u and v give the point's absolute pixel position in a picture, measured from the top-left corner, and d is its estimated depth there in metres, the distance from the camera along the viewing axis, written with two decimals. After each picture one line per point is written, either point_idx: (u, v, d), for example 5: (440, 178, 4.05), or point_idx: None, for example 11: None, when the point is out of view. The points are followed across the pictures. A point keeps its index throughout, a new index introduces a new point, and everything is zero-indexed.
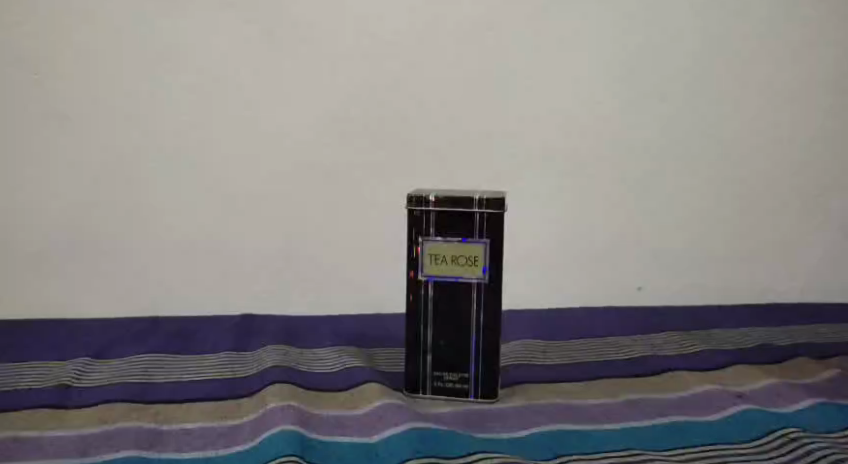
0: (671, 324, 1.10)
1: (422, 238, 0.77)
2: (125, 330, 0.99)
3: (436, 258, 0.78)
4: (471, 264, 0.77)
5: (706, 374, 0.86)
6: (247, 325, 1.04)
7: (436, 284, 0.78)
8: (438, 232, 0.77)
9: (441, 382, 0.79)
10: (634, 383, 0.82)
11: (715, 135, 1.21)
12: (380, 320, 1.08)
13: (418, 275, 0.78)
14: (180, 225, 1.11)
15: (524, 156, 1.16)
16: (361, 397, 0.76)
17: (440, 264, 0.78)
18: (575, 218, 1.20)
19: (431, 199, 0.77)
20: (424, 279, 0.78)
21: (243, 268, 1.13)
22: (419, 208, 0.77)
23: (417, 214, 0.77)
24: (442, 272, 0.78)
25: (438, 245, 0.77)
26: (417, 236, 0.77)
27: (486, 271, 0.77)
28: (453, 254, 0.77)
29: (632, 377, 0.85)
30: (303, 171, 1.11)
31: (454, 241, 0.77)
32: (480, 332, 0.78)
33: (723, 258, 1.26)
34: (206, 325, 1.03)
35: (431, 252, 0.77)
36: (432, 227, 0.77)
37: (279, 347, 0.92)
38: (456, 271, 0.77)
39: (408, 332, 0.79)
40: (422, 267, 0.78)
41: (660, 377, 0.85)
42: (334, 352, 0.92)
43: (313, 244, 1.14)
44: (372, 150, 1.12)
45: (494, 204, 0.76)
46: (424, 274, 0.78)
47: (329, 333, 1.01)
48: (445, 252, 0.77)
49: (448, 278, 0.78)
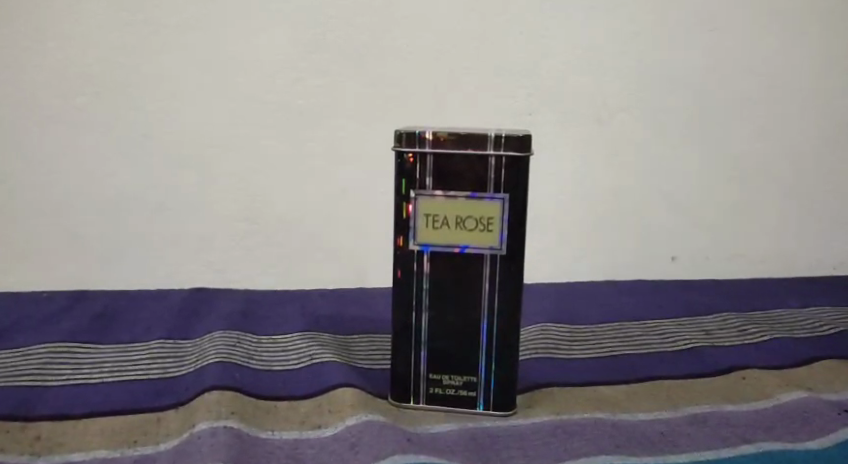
0: (721, 303, 0.89)
1: (414, 193, 0.56)
2: (35, 310, 0.78)
3: (433, 219, 0.56)
4: (483, 229, 0.56)
5: (785, 374, 0.66)
6: (196, 302, 0.83)
7: (433, 257, 0.57)
8: (436, 185, 0.56)
9: (439, 389, 0.58)
10: (695, 391, 0.62)
11: (773, 74, 0.99)
12: (362, 299, 0.87)
13: (408, 244, 0.57)
14: (113, 178, 0.89)
15: (541, 96, 0.94)
16: (329, 411, 0.56)
17: (439, 230, 0.56)
18: (601, 173, 0.98)
19: (426, 138, 0.55)
20: (416, 250, 0.57)
21: (194, 231, 0.92)
22: (409, 151, 0.55)
23: (407, 159, 0.56)
24: (442, 241, 0.56)
25: (437, 203, 0.56)
26: (407, 190, 0.56)
27: (502, 238, 0.56)
28: (458, 215, 0.56)
29: (690, 379, 0.65)
30: (267, 112, 0.89)
31: (458, 198, 0.55)
32: (493, 321, 0.57)
33: (776, 223, 1.05)
34: (143, 302, 0.82)
35: (427, 213, 0.56)
36: (427, 177, 0.56)
37: (228, 334, 0.71)
38: (461, 238, 0.56)
39: (395, 321, 0.59)
40: (415, 232, 0.57)
41: (726, 380, 0.65)
42: (299, 341, 0.71)
43: (279, 202, 0.92)
44: (354, 87, 0.90)
45: (516, 145, 0.54)
46: (416, 242, 0.57)
47: (297, 314, 0.80)
48: (445, 212, 0.56)
49: (450, 248, 0.57)
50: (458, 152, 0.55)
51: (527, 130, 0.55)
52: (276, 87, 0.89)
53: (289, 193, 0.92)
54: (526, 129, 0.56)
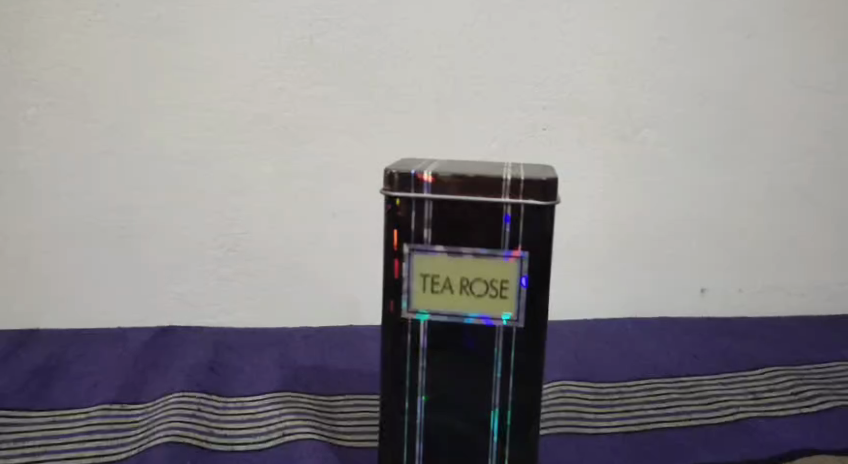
0: (767, 352, 0.77)
1: (409, 248, 0.45)
2: None
3: (432, 281, 0.46)
4: (495, 295, 0.45)
5: None
6: (159, 345, 0.71)
7: (432, 328, 0.46)
8: (437, 239, 0.45)
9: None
10: None
11: (826, 86, 0.87)
12: (352, 341, 0.75)
13: (400, 311, 0.46)
14: (65, 199, 0.77)
15: (560, 109, 0.82)
16: None
17: (440, 294, 0.46)
18: (628, 198, 0.86)
19: (424, 180, 0.44)
20: (411, 319, 0.46)
21: (161, 261, 0.80)
22: (403, 196, 0.44)
23: (402, 206, 0.45)
24: (443, 308, 0.46)
25: (437, 262, 0.45)
26: (401, 244, 0.45)
27: (519, 305, 0.46)
28: (464, 278, 0.45)
29: None
30: (245, 126, 0.78)
31: (465, 256, 0.45)
32: (506, 407, 0.47)
33: (824, 254, 0.92)
34: (95, 345, 0.70)
35: (425, 273, 0.46)
36: (425, 228, 0.45)
37: (187, 399, 0.60)
38: (467, 305, 0.46)
39: (384, 404, 0.48)
40: (409, 297, 0.46)
41: None
42: (271, 407, 0.59)
43: (259, 228, 0.80)
44: (348, 98, 0.78)
45: (539, 193, 0.44)
46: (411, 309, 0.46)
47: (274, 366, 0.68)
48: (448, 273, 0.45)
49: (453, 317, 0.46)
50: (466, 199, 0.44)
51: (551, 174, 0.45)
52: (257, 98, 0.77)
53: (271, 217, 0.80)
54: (548, 170, 0.46)
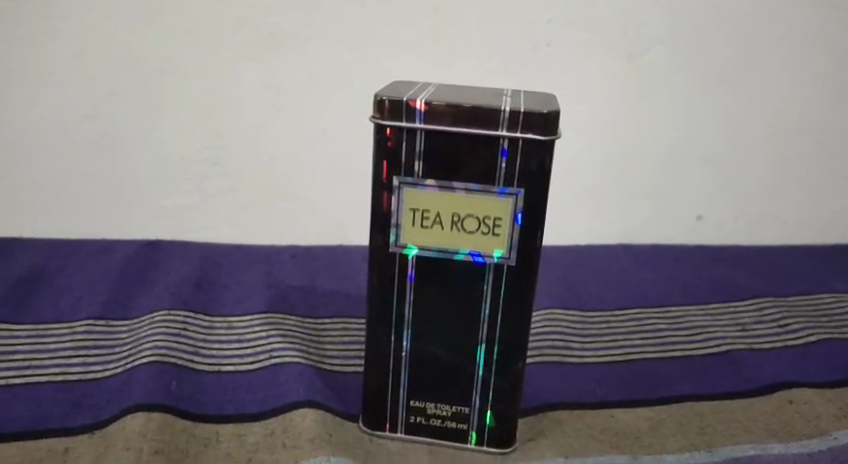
0: (755, 282, 0.77)
1: (399, 181, 0.44)
2: None
3: (423, 216, 0.45)
4: (487, 232, 0.45)
5: (828, 409, 0.56)
6: (145, 260, 0.70)
7: (419, 263, 0.46)
8: (428, 172, 0.44)
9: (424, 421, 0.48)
10: (719, 436, 0.52)
11: (842, 6, 0.83)
12: (340, 261, 0.75)
13: (388, 246, 0.46)
14: (44, 105, 0.75)
15: (561, 25, 0.79)
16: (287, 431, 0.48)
17: (430, 229, 0.45)
18: (627, 120, 0.84)
19: (416, 108, 0.43)
20: (398, 254, 0.46)
21: (147, 171, 0.78)
22: (392, 125, 0.43)
23: (393, 136, 0.44)
24: (432, 245, 0.45)
25: (426, 196, 0.45)
26: (391, 176, 0.45)
27: (511, 243, 0.45)
28: (456, 214, 0.45)
29: (719, 412, 0.55)
30: (232, 30, 0.74)
31: (458, 191, 0.44)
32: (494, 344, 0.47)
33: (821, 182, 0.91)
34: (79, 257, 0.70)
35: (415, 207, 0.45)
36: (416, 161, 0.44)
37: (173, 318, 0.59)
38: (457, 241, 0.45)
39: (371, 337, 0.48)
40: (399, 231, 0.46)
41: (758, 416, 0.54)
42: (258, 328, 0.59)
43: (247, 139, 0.78)
44: (342, 4, 0.75)
45: (538, 127, 0.42)
46: (399, 243, 0.46)
47: (261, 286, 0.68)
48: (439, 208, 0.45)
49: (442, 253, 0.46)
50: (460, 132, 0.43)
51: (552, 106, 0.43)
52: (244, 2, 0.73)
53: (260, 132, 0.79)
54: (549, 102, 0.44)
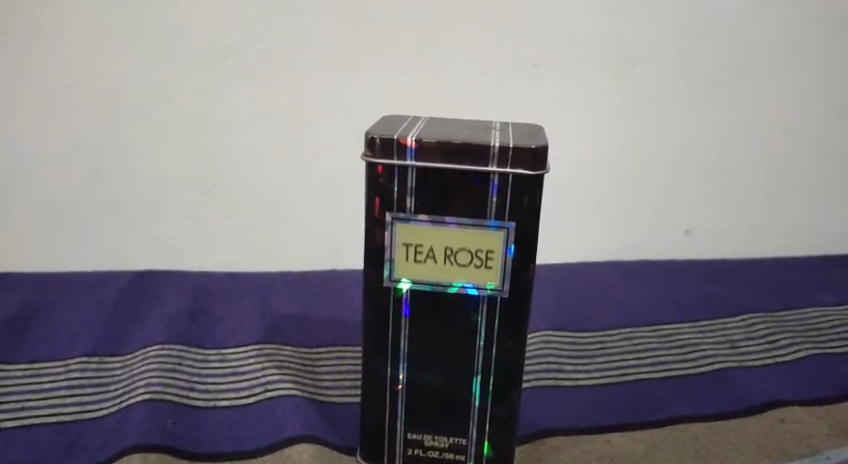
0: (745, 297, 0.78)
1: (391, 217, 0.45)
2: None
3: (416, 251, 0.45)
4: (480, 265, 0.45)
5: (819, 426, 0.56)
6: (138, 292, 0.70)
7: (413, 297, 0.46)
8: (420, 208, 0.44)
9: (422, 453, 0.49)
10: (713, 458, 0.52)
11: (823, 20, 0.85)
12: (333, 289, 0.75)
13: (382, 281, 0.46)
14: (34, 138, 0.75)
15: (548, 45, 0.79)
16: None
17: (423, 264, 0.45)
18: (615, 137, 0.84)
19: (407, 145, 0.43)
20: (392, 289, 0.46)
21: (138, 200, 0.78)
22: (384, 162, 0.43)
23: (384, 173, 0.44)
24: (425, 279, 0.46)
25: (418, 230, 0.45)
26: (383, 213, 0.45)
27: (504, 275, 0.45)
28: (448, 248, 0.45)
29: (712, 433, 0.55)
30: (220, 58, 0.75)
31: (450, 226, 0.44)
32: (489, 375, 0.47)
33: (807, 194, 0.92)
34: (71, 291, 0.69)
35: (407, 242, 0.45)
36: (408, 197, 0.44)
37: (167, 352, 0.59)
38: (450, 275, 0.45)
39: (366, 370, 0.48)
40: (392, 266, 0.46)
41: (751, 437, 0.55)
42: (253, 360, 0.59)
43: (238, 166, 0.79)
44: (329, 30, 0.75)
45: (528, 162, 0.43)
46: (393, 279, 0.46)
47: (255, 315, 0.68)
48: (431, 243, 0.45)
49: (435, 287, 0.46)
50: (449, 168, 0.43)
51: (541, 140, 0.44)
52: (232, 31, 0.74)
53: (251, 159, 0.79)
54: (538, 136, 0.45)
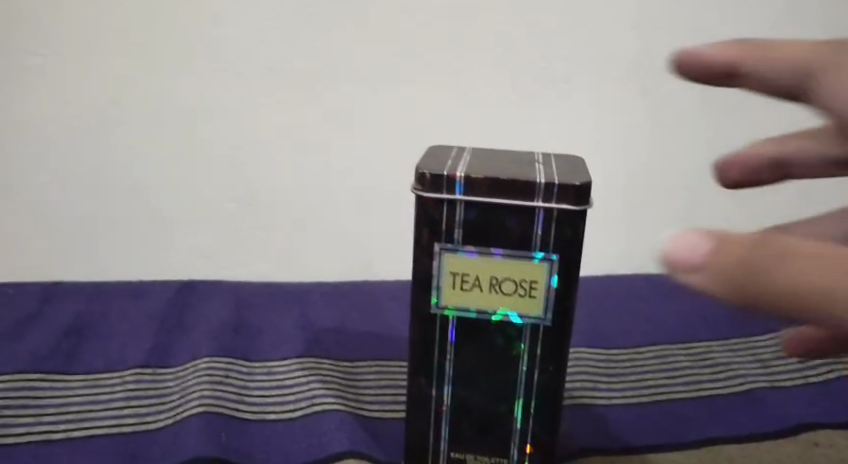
0: None
1: (439, 247, 0.47)
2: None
3: (463, 279, 0.47)
4: (525, 294, 0.47)
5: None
6: (181, 304, 0.73)
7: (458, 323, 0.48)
8: (467, 239, 0.47)
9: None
10: None
11: None
12: (369, 300, 0.77)
13: (429, 307, 0.48)
14: (82, 149, 0.77)
15: (580, 65, 0.81)
16: None
17: (469, 292, 0.47)
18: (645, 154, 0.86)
19: (456, 179, 0.45)
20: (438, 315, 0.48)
21: (181, 213, 0.81)
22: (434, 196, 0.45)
23: (433, 207, 0.46)
24: (471, 306, 0.48)
25: (466, 260, 0.47)
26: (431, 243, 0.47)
27: (548, 303, 0.47)
28: (495, 277, 0.47)
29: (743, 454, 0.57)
30: (260, 75, 0.77)
31: (496, 256, 0.47)
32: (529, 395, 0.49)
33: None
34: (119, 302, 0.72)
35: (454, 270, 0.47)
36: (456, 229, 0.47)
37: (216, 365, 0.62)
38: (496, 303, 0.47)
39: (413, 391, 0.50)
40: (439, 294, 0.48)
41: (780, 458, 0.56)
42: (297, 374, 0.62)
43: (277, 178, 0.81)
44: (366, 47, 0.77)
45: (573, 197, 0.45)
46: (440, 305, 0.48)
47: (296, 328, 0.70)
48: (477, 272, 0.47)
49: (481, 314, 0.48)
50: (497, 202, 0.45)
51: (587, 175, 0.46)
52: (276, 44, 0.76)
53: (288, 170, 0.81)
54: (582, 170, 0.47)
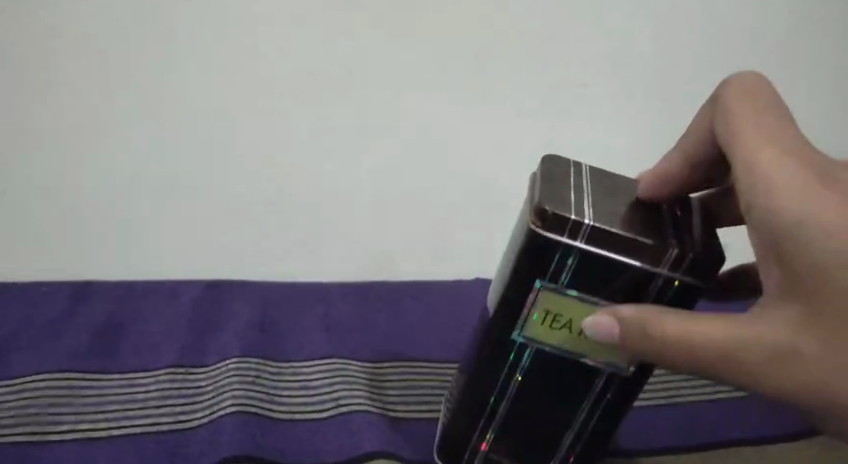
0: None
1: (544, 285, 0.52)
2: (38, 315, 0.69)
3: (552, 319, 0.53)
4: (611, 348, 0.53)
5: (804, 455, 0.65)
6: (210, 304, 0.74)
7: (540, 352, 0.54)
8: (572, 284, 0.51)
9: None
10: None
11: None
12: (395, 299, 0.77)
13: (517, 331, 0.54)
14: (121, 133, 0.84)
15: None
16: None
17: (558, 331, 0.53)
18: None
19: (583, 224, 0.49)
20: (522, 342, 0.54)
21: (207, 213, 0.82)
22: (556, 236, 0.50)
23: (549, 241, 0.50)
24: (555, 341, 0.54)
25: (561, 303, 0.52)
26: (537, 277, 0.52)
27: (627, 362, 0.53)
28: (584, 326, 0.52)
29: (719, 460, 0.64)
30: None
31: (594, 306, 0.52)
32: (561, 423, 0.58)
33: None
34: (151, 302, 0.73)
35: (549, 309, 0.52)
36: (565, 272, 0.51)
37: (246, 364, 0.65)
38: (579, 346, 0.53)
39: (474, 393, 0.57)
40: (526, 325, 0.53)
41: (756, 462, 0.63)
42: (324, 373, 0.66)
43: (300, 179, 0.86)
44: None
45: (696, 274, 0.50)
46: (526, 334, 0.54)
47: (321, 327, 0.72)
48: (571, 316, 0.52)
49: (561, 349, 0.54)
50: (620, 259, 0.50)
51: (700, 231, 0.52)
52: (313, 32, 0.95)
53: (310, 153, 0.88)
54: (710, 235, 0.52)
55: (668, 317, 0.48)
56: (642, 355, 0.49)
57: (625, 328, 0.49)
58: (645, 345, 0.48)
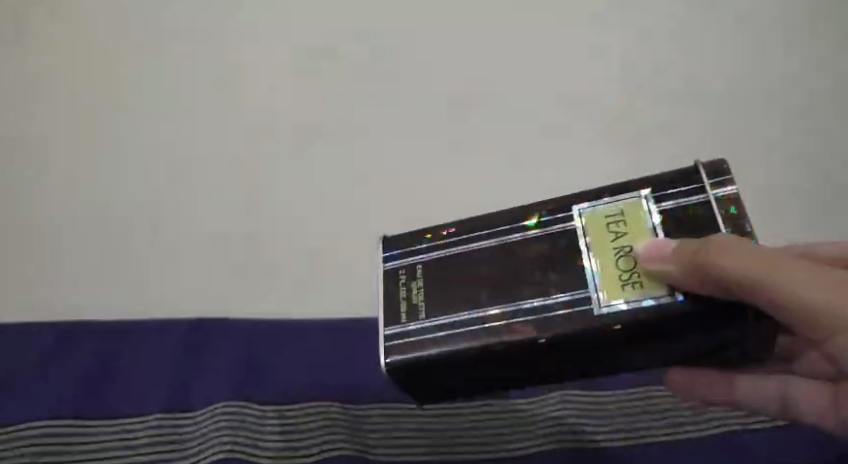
0: None
1: (646, 193, 0.59)
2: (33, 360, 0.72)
3: (615, 222, 0.59)
4: (623, 275, 0.57)
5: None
6: (196, 349, 0.75)
7: (577, 235, 0.60)
8: (662, 214, 0.59)
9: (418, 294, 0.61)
10: None
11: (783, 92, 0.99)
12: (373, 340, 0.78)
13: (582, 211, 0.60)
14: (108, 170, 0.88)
15: None
16: None
17: (609, 232, 0.59)
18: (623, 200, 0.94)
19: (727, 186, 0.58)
20: (569, 220, 0.60)
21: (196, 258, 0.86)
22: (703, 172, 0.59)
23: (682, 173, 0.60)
24: (596, 237, 0.59)
25: (637, 221, 0.59)
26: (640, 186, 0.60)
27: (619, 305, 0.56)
28: (627, 243, 0.58)
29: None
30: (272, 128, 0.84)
31: (647, 234, 0.58)
32: (499, 375, 0.59)
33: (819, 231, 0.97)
34: (139, 346, 0.75)
35: (623, 210, 0.59)
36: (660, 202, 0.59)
37: (232, 410, 0.70)
38: (602, 258, 0.58)
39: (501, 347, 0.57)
40: (594, 207, 0.60)
41: None
42: (310, 417, 0.72)
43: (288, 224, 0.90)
44: None
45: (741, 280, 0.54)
46: (588, 213, 0.60)
47: (303, 367, 0.75)
48: (630, 228, 0.59)
49: (588, 246, 0.59)
50: (718, 215, 0.58)
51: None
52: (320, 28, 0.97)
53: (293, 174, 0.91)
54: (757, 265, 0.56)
55: (732, 260, 0.53)
56: (710, 289, 0.54)
57: (679, 253, 0.54)
58: (711, 277, 0.53)
